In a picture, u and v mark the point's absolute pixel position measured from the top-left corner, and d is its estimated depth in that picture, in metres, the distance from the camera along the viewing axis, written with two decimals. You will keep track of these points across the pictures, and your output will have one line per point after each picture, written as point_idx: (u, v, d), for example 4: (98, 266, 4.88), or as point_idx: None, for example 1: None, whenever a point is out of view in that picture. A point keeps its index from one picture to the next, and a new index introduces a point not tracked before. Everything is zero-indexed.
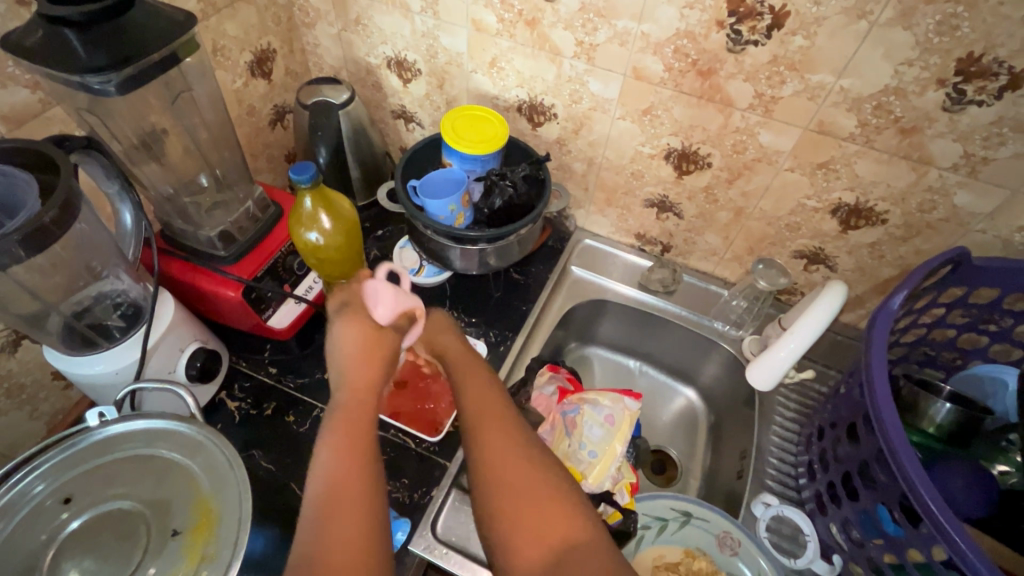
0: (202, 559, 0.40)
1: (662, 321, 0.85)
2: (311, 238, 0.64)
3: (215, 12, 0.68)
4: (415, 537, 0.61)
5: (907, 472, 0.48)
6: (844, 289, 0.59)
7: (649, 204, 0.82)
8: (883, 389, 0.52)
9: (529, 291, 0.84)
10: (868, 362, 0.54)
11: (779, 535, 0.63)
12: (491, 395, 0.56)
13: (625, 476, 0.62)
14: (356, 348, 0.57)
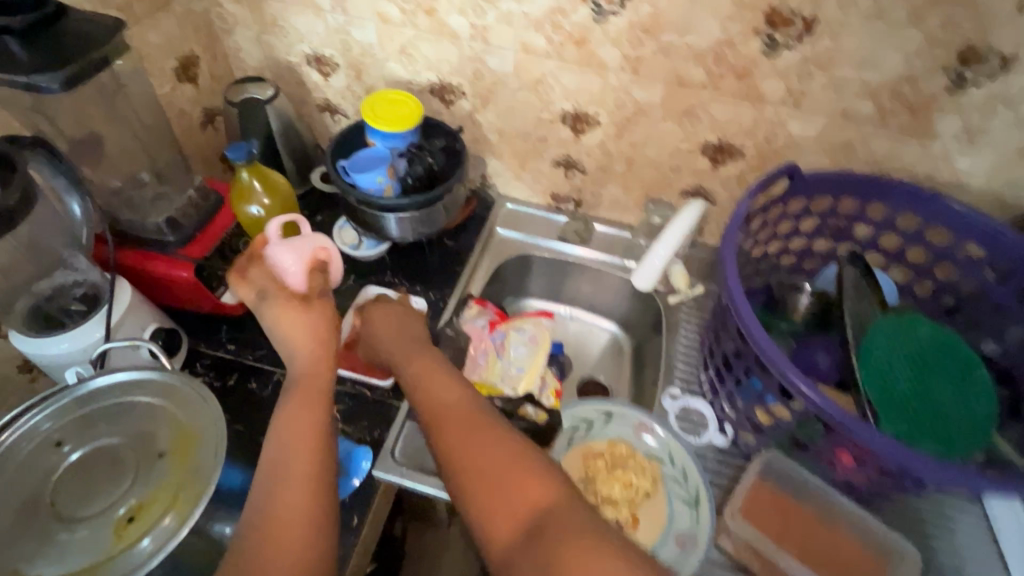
0: (186, 471, 0.48)
1: (582, 267, 0.97)
2: (253, 212, 0.75)
3: (137, 22, 0.75)
4: (377, 465, 0.70)
5: (765, 350, 0.60)
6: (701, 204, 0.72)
7: (557, 164, 0.93)
8: (738, 287, 0.64)
9: (461, 254, 0.94)
10: (724, 269, 0.66)
11: (689, 425, 0.75)
12: (457, 402, 0.58)
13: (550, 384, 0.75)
14: (302, 338, 0.64)
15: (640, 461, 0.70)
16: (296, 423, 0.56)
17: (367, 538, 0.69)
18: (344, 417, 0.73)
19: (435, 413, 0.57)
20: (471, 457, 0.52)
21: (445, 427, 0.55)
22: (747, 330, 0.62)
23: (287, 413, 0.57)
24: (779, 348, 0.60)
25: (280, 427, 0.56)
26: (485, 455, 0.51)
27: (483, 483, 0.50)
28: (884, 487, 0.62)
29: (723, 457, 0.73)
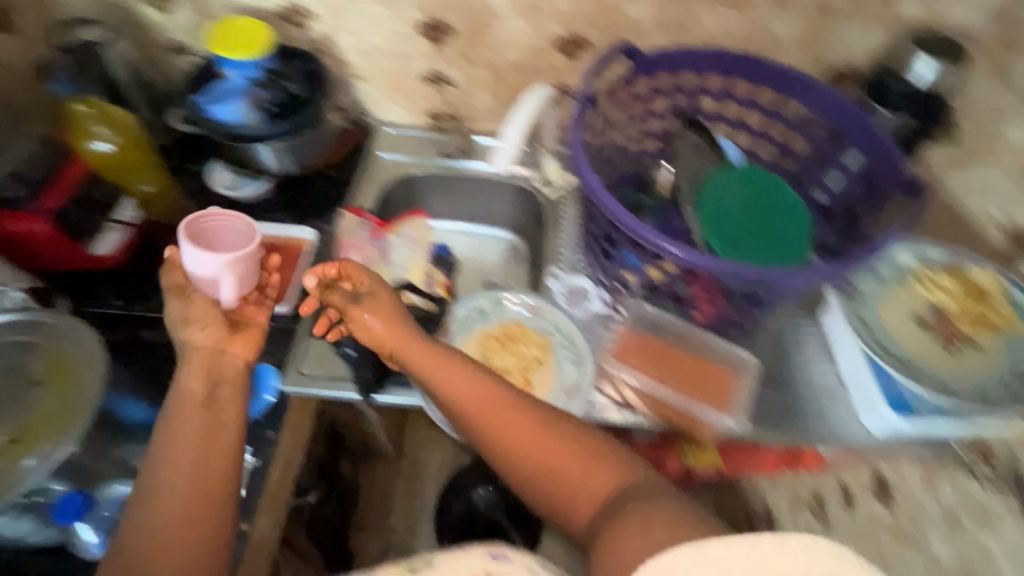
0: (67, 385, 0.58)
1: (468, 179, 1.00)
2: (97, 146, 0.77)
3: None
4: (284, 380, 0.74)
5: (626, 223, 0.65)
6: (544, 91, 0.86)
7: (427, 81, 0.95)
8: (587, 171, 0.68)
9: (346, 181, 0.94)
10: (573, 156, 0.70)
11: (575, 298, 0.82)
12: (494, 399, 0.60)
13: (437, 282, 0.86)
14: (201, 359, 0.60)
15: (528, 333, 0.77)
16: (183, 445, 0.53)
17: (290, 450, 0.73)
18: None
19: (478, 419, 0.60)
20: (523, 461, 0.57)
21: (485, 427, 0.59)
22: (593, 192, 0.68)
23: (170, 421, 0.55)
24: (617, 203, 0.66)
25: (174, 440, 0.53)
26: (557, 458, 0.56)
27: (547, 476, 0.56)
28: (732, 310, 0.72)
29: (607, 319, 0.81)
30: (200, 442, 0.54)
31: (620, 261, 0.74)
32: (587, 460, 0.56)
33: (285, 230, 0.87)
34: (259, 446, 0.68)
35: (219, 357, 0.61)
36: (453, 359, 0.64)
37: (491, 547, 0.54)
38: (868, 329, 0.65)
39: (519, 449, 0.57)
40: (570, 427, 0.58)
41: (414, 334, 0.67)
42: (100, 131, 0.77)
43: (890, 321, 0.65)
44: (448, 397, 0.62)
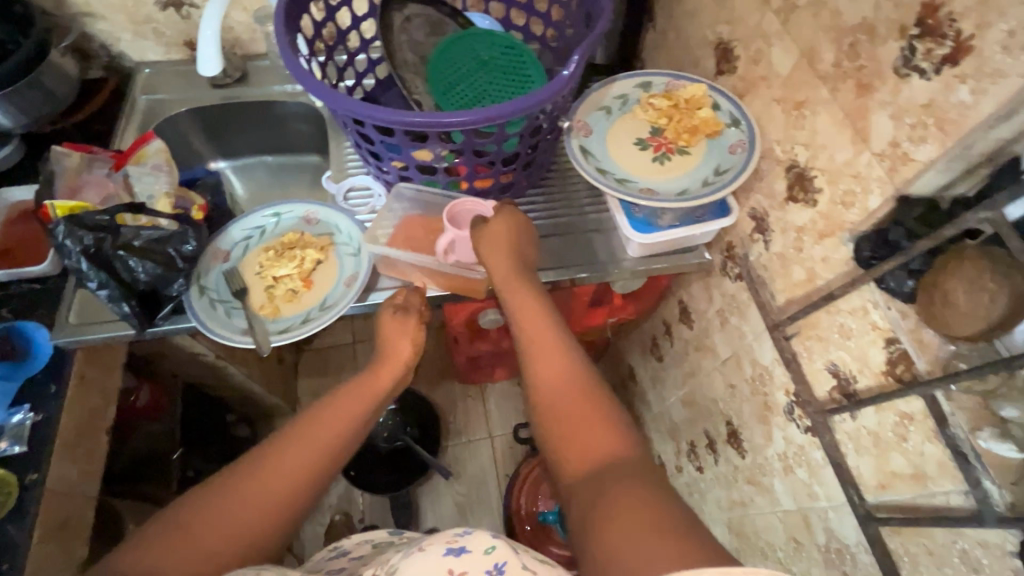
0: None
1: (244, 105, 0.96)
2: None
3: None
4: (58, 334, 0.70)
5: (364, 112, 0.64)
6: None
7: (164, 6, 0.88)
8: (302, 73, 0.65)
9: (108, 131, 0.90)
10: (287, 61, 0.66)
11: (360, 196, 0.84)
12: (545, 333, 0.62)
13: (192, 201, 0.74)
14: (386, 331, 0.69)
15: (307, 239, 0.77)
16: (329, 415, 0.60)
17: (88, 402, 0.73)
18: (17, 313, 0.73)
19: (532, 356, 0.61)
20: (557, 423, 0.56)
21: (531, 357, 0.61)
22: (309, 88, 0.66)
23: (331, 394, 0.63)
24: (311, 75, 0.65)
25: (315, 412, 0.60)
26: (575, 423, 0.55)
27: (564, 447, 0.54)
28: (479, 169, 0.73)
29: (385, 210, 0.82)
30: (347, 431, 0.60)
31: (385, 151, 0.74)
32: (616, 430, 0.54)
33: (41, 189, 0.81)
34: (41, 402, 0.68)
35: (396, 348, 0.68)
36: (546, 306, 0.65)
37: (448, 538, 0.52)
38: (588, 156, 0.71)
39: (545, 395, 0.58)
40: (614, 415, 0.55)
41: (521, 279, 0.67)
42: None
43: (612, 147, 0.72)
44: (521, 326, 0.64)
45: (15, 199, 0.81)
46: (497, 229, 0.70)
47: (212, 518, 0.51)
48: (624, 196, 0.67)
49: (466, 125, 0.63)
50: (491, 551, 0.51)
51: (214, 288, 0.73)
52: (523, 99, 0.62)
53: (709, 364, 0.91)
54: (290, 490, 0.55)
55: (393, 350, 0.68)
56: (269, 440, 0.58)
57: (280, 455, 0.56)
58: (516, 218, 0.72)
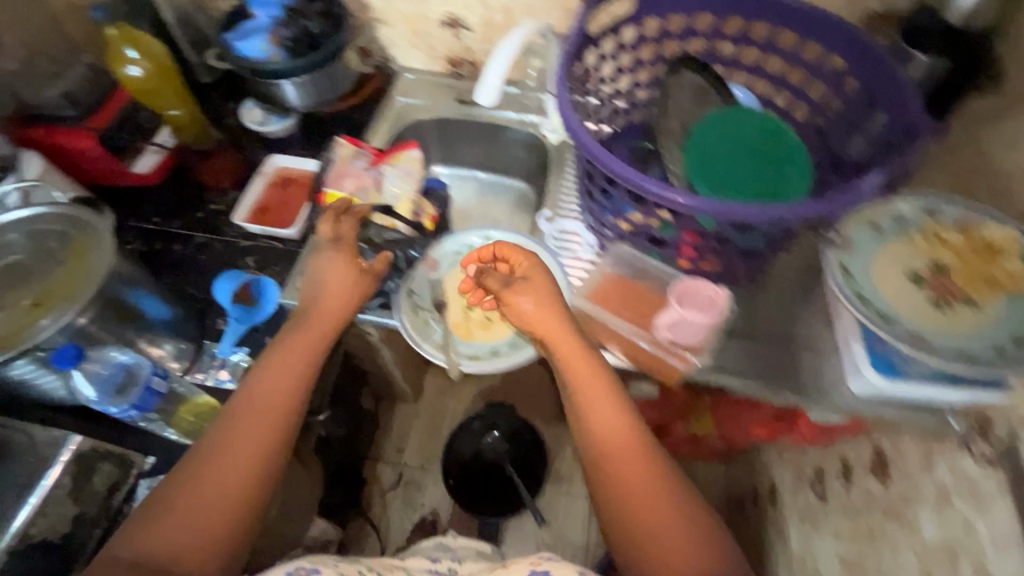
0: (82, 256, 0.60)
1: (483, 124, 1.01)
2: (131, 73, 0.80)
3: None
4: (285, 296, 0.79)
5: (609, 165, 0.64)
6: (531, 26, 0.74)
7: (444, 25, 0.97)
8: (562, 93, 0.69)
9: (365, 123, 1.00)
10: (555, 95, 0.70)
11: (563, 239, 0.83)
12: (638, 471, 0.57)
13: (425, 210, 0.81)
14: (340, 288, 0.68)
15: None
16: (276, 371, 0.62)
17: None
18: (259, 264, 0.84)
19: (618, 486, 0.57)
20: (616, 466, 0.58)
21: (633, 503, 0.56)
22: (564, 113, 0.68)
23: (270, 349, 0.64)
24: (587, 134, 0.66)
25: (256, 373, 0.62)
26: (649, 501, 0.56)
27: (665, 568, 0.53)
28: (685, 238, 0.67)
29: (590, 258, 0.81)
30: (296, 374, 0.63)
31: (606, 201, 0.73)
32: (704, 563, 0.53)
33: (304, 163, 0.93)
34: (255, 349, 0.76)
35: (319, 302, 0.67)
36: (610, 389, 0.61)
37: (534, 562, 0.62)
38: (848, 279, 0.60)
39: (636, 501, 0.56)
40: (710, 546, 0.54)
41: (665, 476, 0.58)
42: (131, 61, 0.79)
43: (877, 272, 0.61)
44: (590, 424, 0.60)
45: (279, 164, 0.93)
46: (523, 267, 0.68)
47: (192, 494, 0.55)
48: (886, 338, 0.56)
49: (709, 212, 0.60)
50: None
51: (420, 295, 0.76)
52: (773, 207, 0.58)
53: (899, 538, 0.76)
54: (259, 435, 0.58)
55: (324, 305, 0.67)
56: (220, 420, 0.59)
57: (237, 421, 0.59)
58: (547, 283, 0.66)
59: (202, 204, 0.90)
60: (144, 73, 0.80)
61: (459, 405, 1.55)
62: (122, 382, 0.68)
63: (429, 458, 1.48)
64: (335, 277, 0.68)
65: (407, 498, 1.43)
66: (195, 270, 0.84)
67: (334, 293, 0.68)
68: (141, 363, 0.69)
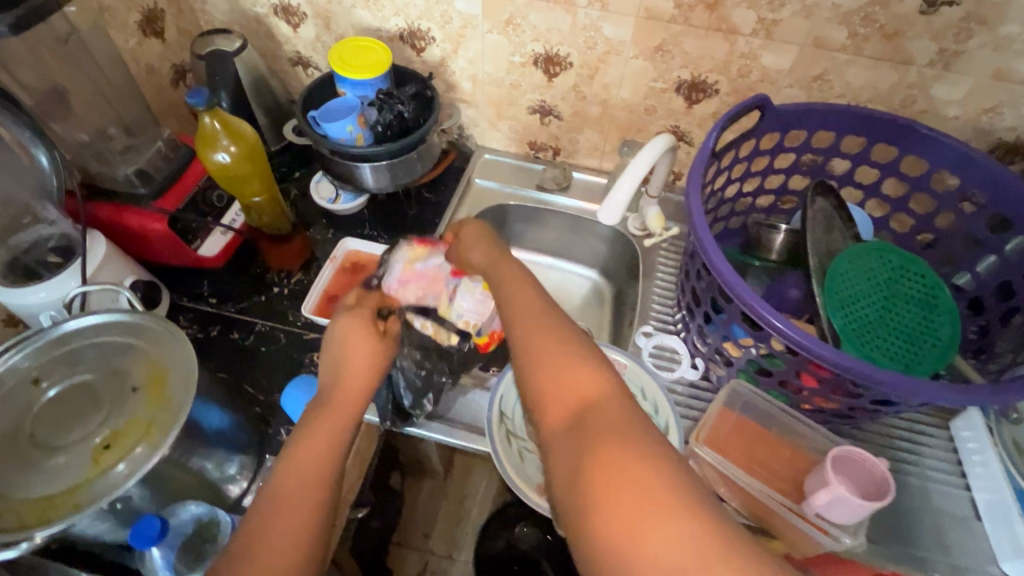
0: (162, 394, 0.54)
1: (564, 214, 0.95)
2: (220, 159, 0.75)
3: (136, 37, 0.80)
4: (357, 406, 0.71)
5: (753, 305, 0.58)
6: (669, 140, 0.72)
7: (532, 111, 0.92)
8: (698, 216, 0.64)
9: (439, 205, 0.94)
10: (691, 217, 0.65)
11: (663, 358, 0.76)
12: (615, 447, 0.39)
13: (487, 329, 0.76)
14: (358, 352, 0.59)
15: None
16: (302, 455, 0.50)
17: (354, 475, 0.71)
18: None
19: (562, 416, 0.44)
20: (547, 397, 0.46)
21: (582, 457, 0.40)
22: (699, 237, 0.63)
23: (295, 440, 0.52)
24: (736, 275, 0.60)
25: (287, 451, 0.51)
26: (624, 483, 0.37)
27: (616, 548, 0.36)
28: (834, 395, 0.61)
29: (695, 386, 0.74)
30: (332, 446, 0.52)
31: (726, 332, 0.67)
32: (665, 508, 0.35)
33: (377, 248, 0.87)
34: None
35: (340, 382, 0.57)
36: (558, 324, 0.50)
37: None
38: None
39: (569, 409, 0.44)
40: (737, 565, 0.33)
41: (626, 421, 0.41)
42: (224, 146, 0.74)
43: None
44: (526, 342, 0.50)
45: (352, 248, 0.88)
46: (498, 258, 0.63)
47: None
48: None
49: (882, 384, 0.53)
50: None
51: (513, 420, 0.69)
52: (941, 385, 0.52)
53: None
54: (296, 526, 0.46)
55: (349, 362, 0.59)
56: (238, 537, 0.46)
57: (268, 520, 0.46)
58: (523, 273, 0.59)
59: (265, 286, 0.83)
60: (233, 159, 0.75)
61: (491, 487, 1.44)
62: (200, 537, 0.59)
63: (457, 547, 1.37)
64: (357, 350, 0.59)
65: None
66: (255, 365, 0.76)
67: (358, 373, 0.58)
68: (218, 512, 0.61)
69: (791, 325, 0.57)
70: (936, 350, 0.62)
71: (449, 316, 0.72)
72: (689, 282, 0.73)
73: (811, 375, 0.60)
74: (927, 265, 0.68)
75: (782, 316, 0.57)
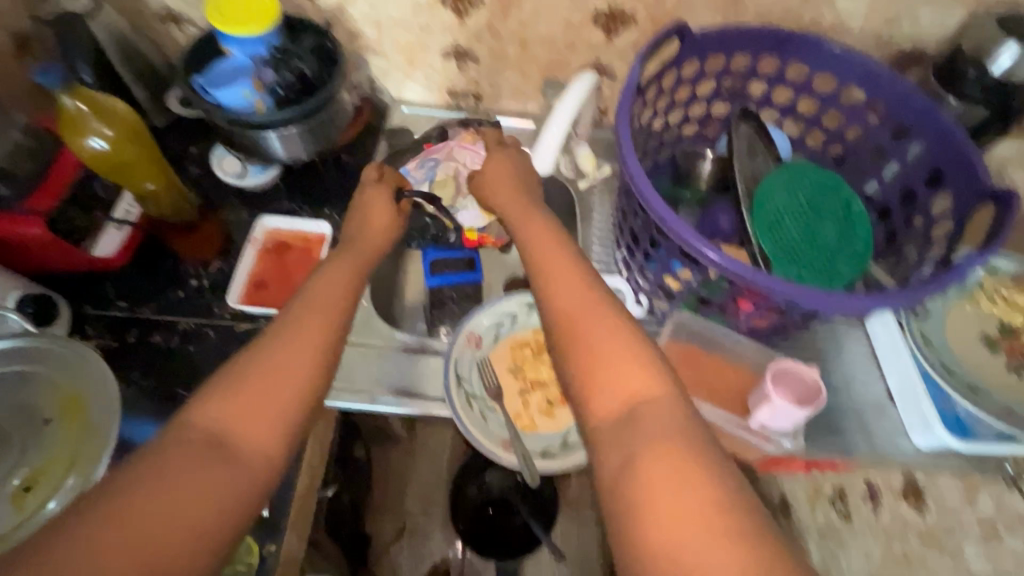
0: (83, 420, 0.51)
1: None
2: (94, 146, 0.65)
3: None
4: None
5: (689, 240, 0.59)
6: (595, 78, 0.71)
7: (447, 56, 0.86)
8: (631, 156, 0.63)
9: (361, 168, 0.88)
10: (623, 158, 0.64)
11: None
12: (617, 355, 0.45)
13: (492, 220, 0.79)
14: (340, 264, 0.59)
15: None
16: (302, 314, 0.52)
17: (313, 463, 0.69)
18: None
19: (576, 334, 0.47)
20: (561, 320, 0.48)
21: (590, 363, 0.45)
22: (633, 177, 0.63)
23: (304, 291, 0.54)
24: (673, 213, 0.60)
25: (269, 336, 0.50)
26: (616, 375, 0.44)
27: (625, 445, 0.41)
28: (768, 314, 0.65)
29: (641, 321, 0.76)
30: (323, 336, 0.51)
31: (666, 268, 0.69)
32: (679, 473, 0.38)
33: (299, 223, 0.81)
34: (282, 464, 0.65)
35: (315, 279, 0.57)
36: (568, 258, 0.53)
37: None
38: None
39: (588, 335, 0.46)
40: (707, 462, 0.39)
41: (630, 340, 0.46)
42: (97, 131, 0.64)
43: None
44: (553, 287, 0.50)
45: (271, 226, 0.81)
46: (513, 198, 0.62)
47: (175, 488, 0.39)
48: None
49: (809, 301, 0.57)
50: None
51: (471, 382, 0.69)
52: (860, 296, 0.56)
53: (938, 563, 0.80)
54: (288, 397, 0.46)
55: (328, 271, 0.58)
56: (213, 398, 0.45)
57: (261, 364, 0.47)
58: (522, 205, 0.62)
59: (181, 280, 0.76)
60: (113, 144, 0.65)
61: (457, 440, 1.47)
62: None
63: (432, 502, 1.41)
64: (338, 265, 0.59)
65: (414, 548, 1.35)
66: (186, 366, 0.70)
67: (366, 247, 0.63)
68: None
69: (726, 255, 0.58)
70: (853, 260, 0.67)
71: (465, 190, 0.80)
72: (627, 223, 0.73)
73: (746, 300, 0.63)
74: (842, 180, 0.72)
75: (718, 247, 0.59)
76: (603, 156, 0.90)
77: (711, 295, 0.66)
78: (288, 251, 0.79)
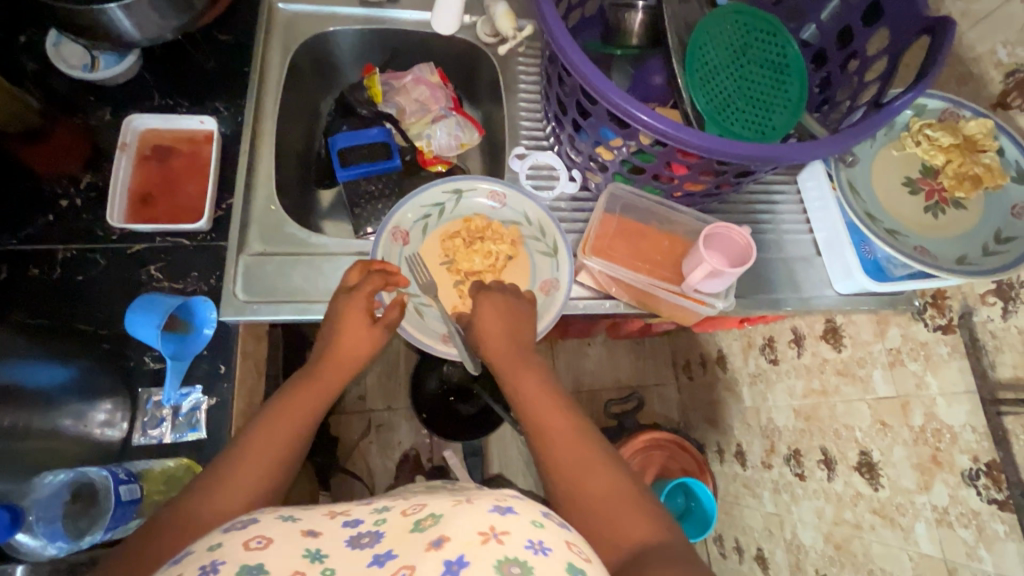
0: None
1: (402, 34, 0.79)
2: None
3: None
4: (223, 312, 0.63)
5: (616, 101, 0.54)
6: None
7: None
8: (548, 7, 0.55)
9: (242, 47, 0.74)
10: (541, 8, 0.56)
11: (542, 178, 0.73)
12: (559, 417, 0.55)
13: (446, 154, 0.81)
14: (359, 318, 0.58)
15: (497, 229, 0.68)
16: (271, 424, 0.53)
17: (248, 380, 0.66)
18: (167, 274, 0.64)
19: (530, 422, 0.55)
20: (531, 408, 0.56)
21: (546, 443, 0.53)
22: (554, 32, 0.55)
23: (272, 406, 0.55)
24: (599, 73, 0.54)
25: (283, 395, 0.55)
26: (564, 444, 0.53)
27: (579, 503, 0.49)
28: (702, 177, 0.62)
29: (575, 198, 0.73)
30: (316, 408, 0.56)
31: (596, 136, 0.64)
32: (621, 498, 0.49)
33: (177, 121, 0.69)
34: (212, 385, 0.61)
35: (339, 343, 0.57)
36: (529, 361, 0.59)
37: None
38: (856, 196, 0.61)
39: (557, 453, 0.52)
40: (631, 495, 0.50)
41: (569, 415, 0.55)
42: None
43: (878, 186, 0.62)
44: (527, 407, 0.56)
45: (144, 127, 0.69)
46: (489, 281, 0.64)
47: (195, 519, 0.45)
48: (896, 254, 0.57)
49: (740, 158, 0.54)
50: (539, 527, 0.39)
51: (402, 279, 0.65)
52: (791, 147, 0.54)
53: (852, 392, 0.90)
54: (281, 450, 0.52)
55: (348, 344, 0.57)
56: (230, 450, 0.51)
57: (238, 464, 0.50)
58: (496, 291, 0.61)
59: (48, 201, 0.65)
60: None
61: None
62: (78, 501, 0.53)
63: (394, 399, 1.44)
64: (355, 332, 0.57)
65: (382, 441, 1.41)
66: (77, 299, 0.62)
67: (347, 349, 0.57)
68: (88, 469, 0.53)
69: (657, 114, 0.54)
70: (787, 109, 0.64)
71: (424, 127, 0.80)
72: (553, 90, 0.67)
73: (679, 163, 0.60)
74: (778, 20, 0.66)
75: (647, 107, 0.54)
76: (525, 15, 0.79)
77: (644, 161, 0.63)
78: (171, 157, 0.68)
